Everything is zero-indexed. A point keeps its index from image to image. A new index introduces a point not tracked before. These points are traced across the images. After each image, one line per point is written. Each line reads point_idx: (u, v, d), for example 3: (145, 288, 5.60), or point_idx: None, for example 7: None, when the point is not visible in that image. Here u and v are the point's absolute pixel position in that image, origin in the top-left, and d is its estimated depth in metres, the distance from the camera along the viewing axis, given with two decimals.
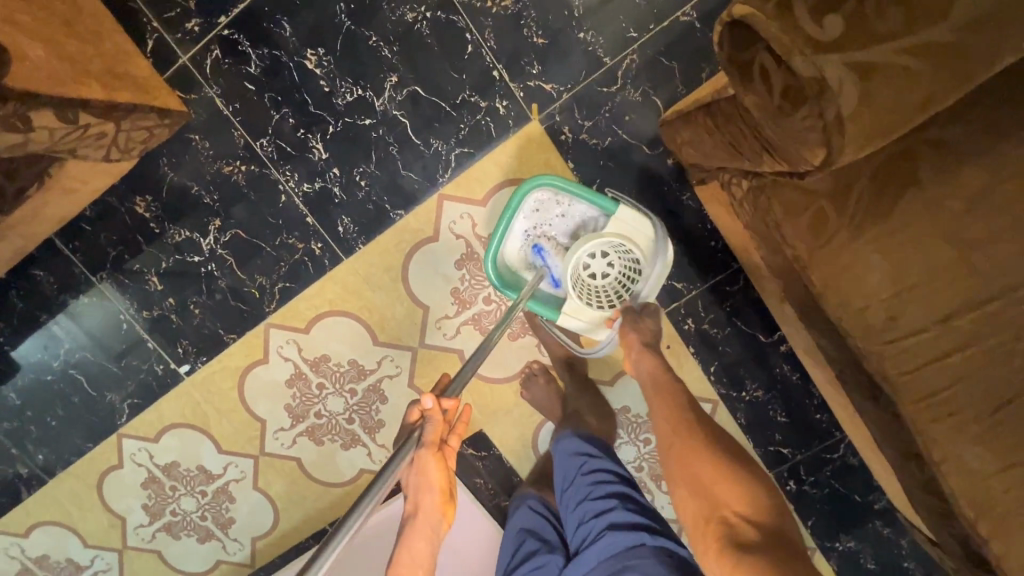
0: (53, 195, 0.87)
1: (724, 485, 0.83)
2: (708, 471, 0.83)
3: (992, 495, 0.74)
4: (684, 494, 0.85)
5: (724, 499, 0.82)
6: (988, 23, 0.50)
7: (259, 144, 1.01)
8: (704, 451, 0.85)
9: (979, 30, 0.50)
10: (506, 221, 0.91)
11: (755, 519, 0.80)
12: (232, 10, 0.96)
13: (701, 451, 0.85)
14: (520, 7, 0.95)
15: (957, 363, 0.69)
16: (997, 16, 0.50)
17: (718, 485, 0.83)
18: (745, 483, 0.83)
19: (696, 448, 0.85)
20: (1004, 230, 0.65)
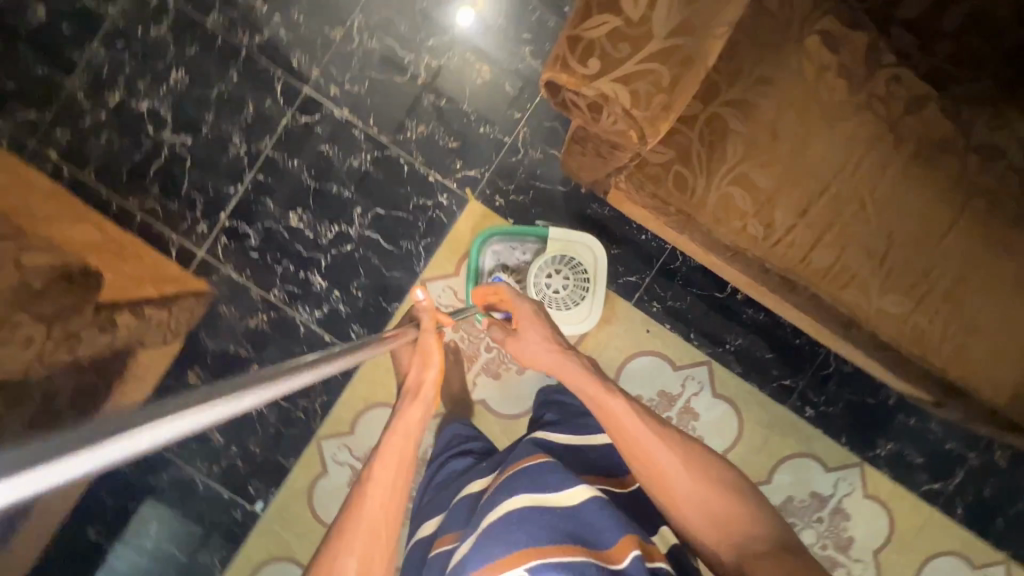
0: (130, 386, 1.09)
1: (713, 499, 0.80)
2: (689, 488, 0.80)
3: (920, 329, 0.90)
4: (693, 529, 0.79)
5: (725, 519, 0.79)
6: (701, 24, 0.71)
7: (273, 294, 1.26)
8: (680, 470, 0.81)
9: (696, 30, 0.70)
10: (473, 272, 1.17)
11: (771, 542, 0.75)
12: (226, 206, 1.26)
13: (674, 468, 0.82)
14: (431, 127, 1.26)
15: (833, 239, 0.89)
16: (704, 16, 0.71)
17: (712, 506, 0.79)
18: (726, 482, 0.82)
19: (671, 471, 0.81)
20: (808, 137, 0.88)
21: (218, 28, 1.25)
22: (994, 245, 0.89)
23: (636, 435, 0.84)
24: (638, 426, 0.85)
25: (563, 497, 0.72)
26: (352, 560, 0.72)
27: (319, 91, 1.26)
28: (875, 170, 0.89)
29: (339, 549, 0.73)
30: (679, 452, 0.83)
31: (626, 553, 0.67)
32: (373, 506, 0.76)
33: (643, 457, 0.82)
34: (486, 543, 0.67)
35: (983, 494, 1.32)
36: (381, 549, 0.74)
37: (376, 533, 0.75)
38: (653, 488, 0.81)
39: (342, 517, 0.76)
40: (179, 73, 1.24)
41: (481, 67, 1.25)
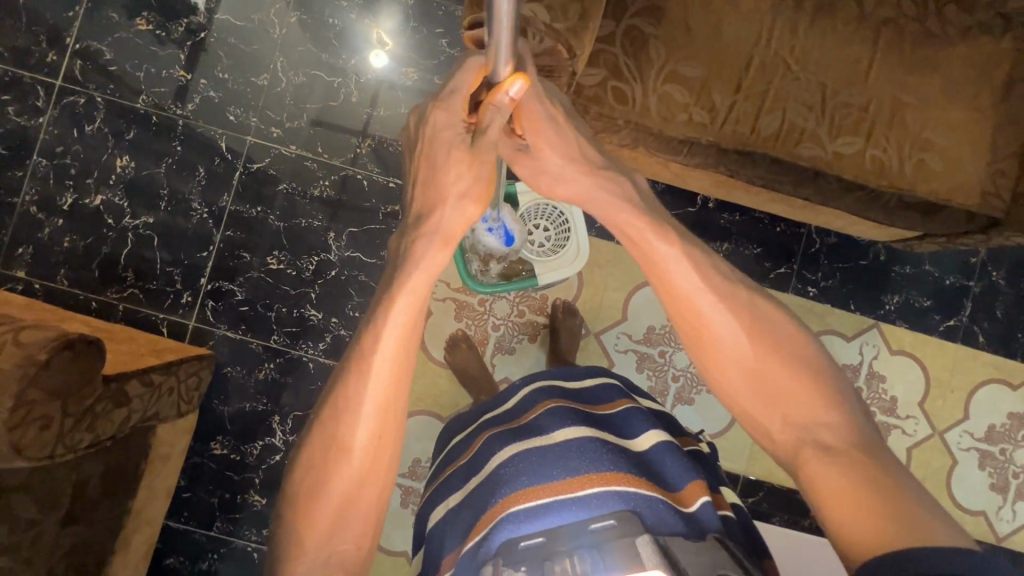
0: (156, 466, 1.07)
1: (778, 382, 0.65)
2: (745, 365, 0.67)
3: (878, 159, 0.95)
4: (742, 408, 0.68)
5: (784, 402, 0.64)
6: None
7: (273, 340, 1.27)
8: (734, 338, 0.68)
9: None
10: None
11: (838, 435, 0.60)
12: (205, 269, 1.28)
13: (727, 335, 0.68)
14: (378, 138, 1.31)
15: (771, 104, 0.94)
16: None
17: (771, 387, 0.65)
18: (798, 362, 0.66)
19: (721, 339, 0.69)
20: (717, 20, 0.94)
21: (150, 108, 1.29)
22: (913, 66, 0.96)
23: (686, 290, 0.71)
24: (693, 278, 0.71)
25: (634, 440, 0.75)
26: (361, 439, 0.63)
27: (262, 136, 1.30)
28: (786, 33, 0.95)
29: (345, 420, 0.63)
30: (742, 319, 0.69)
31: (696, 498, 0.68)
32: (380, 391, 0.63)
33: (692, 315, 0.71)
34: (540, 463, 0.69)
35: (996, 316, 1.36)
36: (391, 430, 0.64)
37: (388, 412, 0.64)
38: (701, 358, 0.71)
39: (345, 386, 0.64)
40: (124, 160, 1.29)
41: (406, 70, 1.31)
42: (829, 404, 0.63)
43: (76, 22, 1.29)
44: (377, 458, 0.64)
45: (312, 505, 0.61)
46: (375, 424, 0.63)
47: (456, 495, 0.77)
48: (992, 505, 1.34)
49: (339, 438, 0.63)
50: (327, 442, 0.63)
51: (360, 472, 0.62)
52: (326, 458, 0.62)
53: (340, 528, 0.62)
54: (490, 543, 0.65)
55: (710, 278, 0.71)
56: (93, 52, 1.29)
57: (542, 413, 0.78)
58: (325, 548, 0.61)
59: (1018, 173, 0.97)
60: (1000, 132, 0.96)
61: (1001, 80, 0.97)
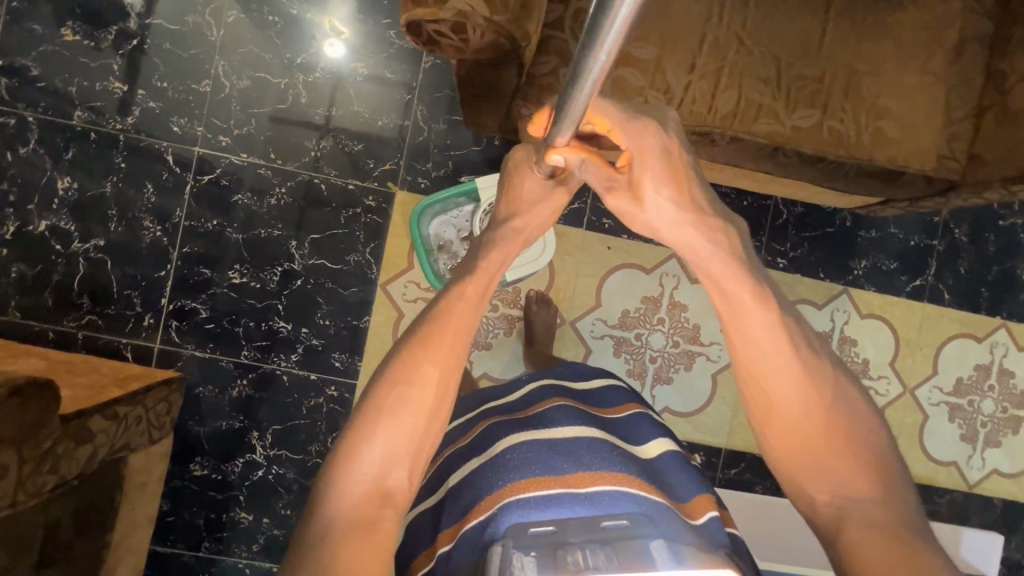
0: (133, 497, 1.05)
1: (833, 452, 0.63)
2: (798, 419, 0.65)
3: (837, 131, 0.94)
4: (785, 466, 0.66)
5: (836, 471, 0.62)
6: None
7: (244, 356, 1.24)
8: (797, 400, 0.65)
9: None
10: (421, 240, 1.17)
11: (881, 514, 0.59)
12: (166, 289, 1.24)
13: (791, 395, 0.65)
14: (332, 140, 1.26)
15: (726, 81, 0.93)
16: None
17: (825, 454, 0.63)
18: (854, 432, 0.64)
19: (784, 396, 0.65)
20: None
21: (86, 124, 1.23)
22: (866, 33, 0.95)
23: (757, 344, 0.66)
24: (767, 335, 0.66)
25: (643, 447, 0.77)
26: (433, 369, 0.63)
27: (211, 145, 1.24)
28: (737, 7, 0.93)
29: (430, 341, 0.64)
30: (804, 379, 0.65)
31: (704, 511, 0.69)
32: (461, 318, 0.67)
33: (759, 368, 0.67)
34: (550, 456, 0.70)
35: (960, 272, 1.39)
36: (458, 367, 0.65)
37: (461, 343, 0.65)
38: (759, 414, 0.67)
39: (433, 314, 0.66)
40: (66, 181, 1.22)
41: (356, 66, 1.26)
42: (878, 484, 0.61)
43: None
44: (444, 388, 0.63)
45: (377, 418, 0.60)
46: (449, 352, 0.64)
47: (457, 473, 0.75)
48: (962, 454, 1.39)
49: (416, 365, 0.63)
50: (402, 365, 0.63)
51: (427, 394, 0.62)
52: (398, 375, 0.62)
53: (398, 456, 0.59)
54: (498, 526, 0.65)
55: (784, 336, 0.67)
56: (18, 68, 1.21)
57: (552, 407, 0.79)
58: (376, 470, 0.58)
59: (975, 135, 0.97)
60: (955, 94, 0.96)
61: (953, 41, 0.96)
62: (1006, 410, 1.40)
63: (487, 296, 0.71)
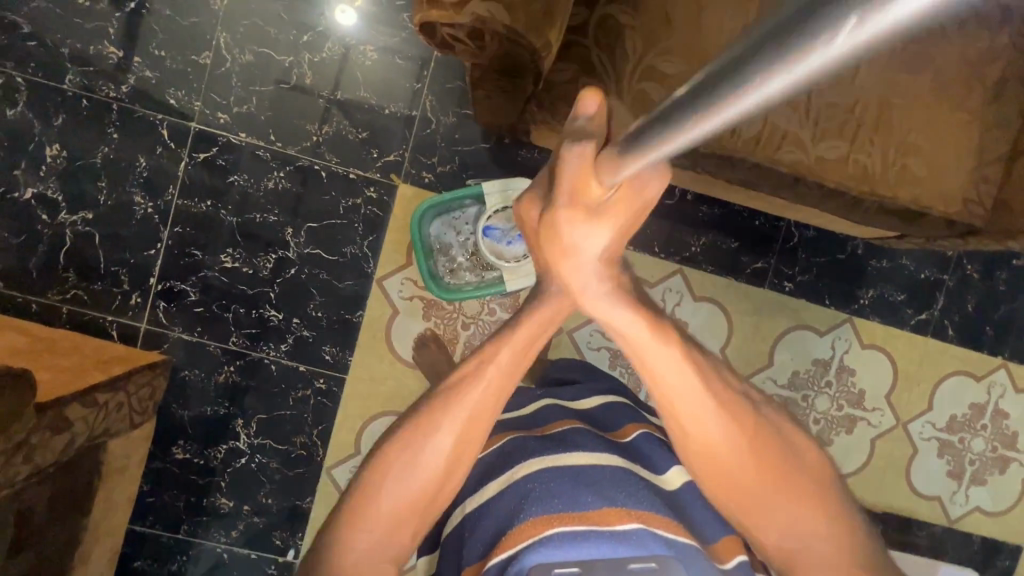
0: (112, 480, 1.04)
1: (771, 494, 0.67)
2: (722, 451, 0.67)
3: (862, 165, 0.90)
4: (725, 507, 0.69)
5: (780, 510, 0.67)
6: None
7: (232, 343, 1.22)
8: (726, 440, 0.67)
9: None
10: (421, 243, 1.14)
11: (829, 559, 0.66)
12: (155, 269, 1.20)
13: (725, 449, 0.67)
14: (335, 125, 1.21)
15: None
16: None
17: (768, 496, 0.67)
18: (791, 472, 0.68)
19: (710, 432, 0.68)
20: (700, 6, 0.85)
21: (79, 90, 1.17)
22: (904, 62, 0.90)
23: (687, 406, 0.68)
24: (687, 387, 0.68)
25: (665, 476, 0.72)
26: (448, 440, 0.66)
27: (208, 122, 1.19)
28: None
29: (445, 417, 0.67)
30: (733, 422, 0.68)
31: (732, 555, 0.65)
32: (488, 370, 0.69)
33: (688, 425, 0.68)
34: (572, 487, 0.63)
35: (967, 309, 1.36)
36: (474, 438, 0.67)
37: (478, 423, 0.67)
38: (687, 452, 0.69)
39: (457, 372, 0.69)
40: (55, 148, 1.17)
41: (365, 48, 1.20)
42: (816, 513, 0.68)
43: None
44: (458, 459, 0.66)
45: (388, 481, 0.65)
46: (467, 435, 0.67)
47: (474, 500, 0.70)
48: (947, 490, 1.39)
49: (429, 438, 0.66)
50: (415, 434, 0.67)
51: (435, 471, 0.66)
52: (411, 445, 0.66)
53: (400, 523, 0.65)
54: (520, 565, 0.57)
55: (702, 379, 0.68)
56: (8, 24, 1.14)
57: (569, 430, 0.74)
58: (377, 537, 0.64)
59: (1004, 179, 0.93)
60: (988, 135, 0.92)
61: (994, 78, 0.91)
62: (996, 449, 1.40)
63: (532, 353, 0.71)
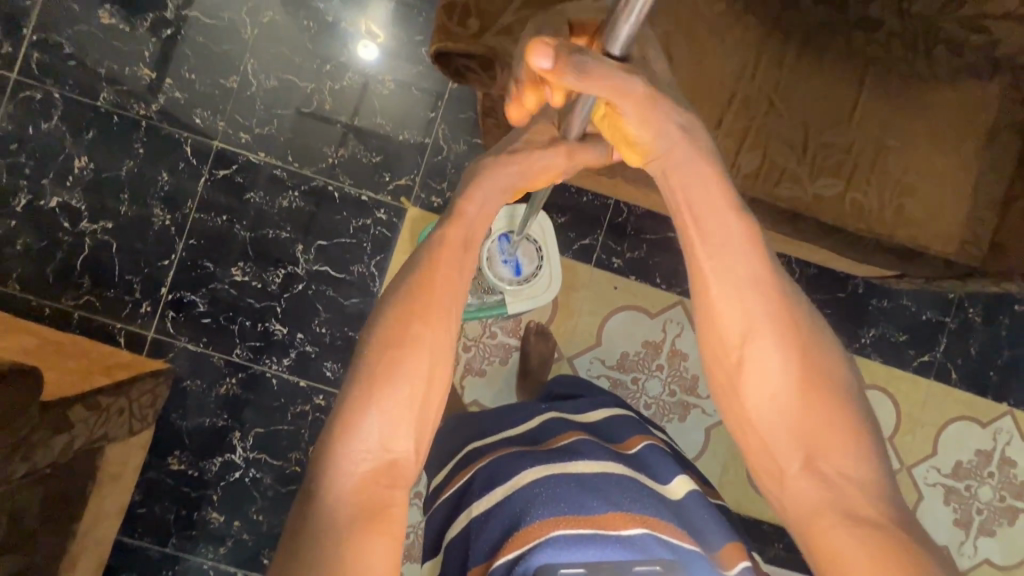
0: (106, 486, 1.04)
1: (814, 416, 0.53)
2: (762, 361, 0.54)
3: (859, 203, 0.93)
4: (754, 428, 0.55)
5: (818, 436, 0.53)
6: None
7: (236, 355, 1.23)
8: (768, 342, 0.54)
9: None
10: None
11: (866, 498, 0.51)
12: (167, 279, 1.23)
13: (771, 346, 0.54)
14: (351, 149, 1.26)
15: (753, 139, 0.91)
16: None
17: (806, 415, 0.53)
18: (839, 390, 0.54)
19: (753, 336, 0.55)
20: (702, 48, 0.90)
21: (111, 107, 1.23)
22: (900, 107, 0.93)
23: (732, 291, 0.55)
24: (741, 267, 0.55)
25: (669, 487, 0.72)
26: (420, 350, 0.54)
27: (230, 142, 1.25)
28: (772, 67, 0.91)
29: (409, 323, 0.55)
30: (780, 322, 0.55)
31: (735, 560, 0.64)
32: (447, 276, 0.58)
33: (734, 308, 0.55)
34: (578, 493, 0.64)
35: (970, 353, 1.36)
36: (446, 328, 0.56)
37: (448, 319, 0.56)
38: (720, 361, 0.56)
39: (425, 266, 0.57)
40: (83, 160, 1.23)
41: (384, 78, 1.26)
42: (863, 450, 0.53)
43: (33, 12, 1.22)
44: (431, 381, 0.55)
45: (360, 408, 0.52)
46: (437, 330, 0.56)
47: (482, 502, 0.68)
48: (955, 540, 1.35)
49: (402, 341, 0.54)
50: (376, 351, 0.54)
51: (413, 383, 0.54)
52: (377, 364, 0.54)
53: (393, 441, 0.53)
54: (527, 565, 0.58)
55: (765, 266, 0.56)
56: (52, 45, 1.22)
57: (574, 440, 0.74)
58: (375, 460, 0.52)
59: (1000, 223, 0.95)
60: (983, 180, 0.94)
61: (988, 125, 0.94)
62: (1005, 499, 1.36)
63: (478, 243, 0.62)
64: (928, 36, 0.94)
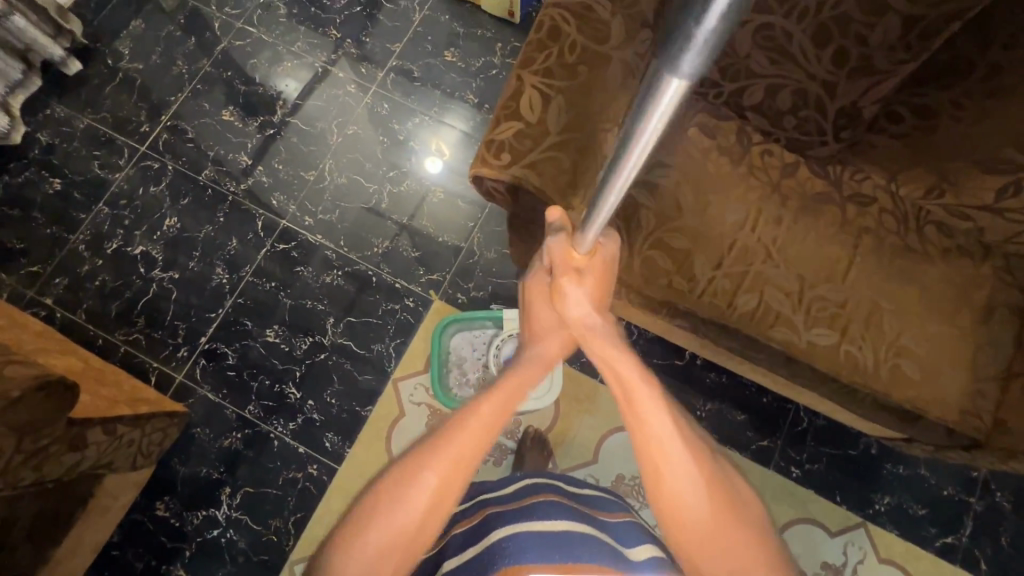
0: (93, 515, 1.07)
1: (729, 542, 0.65)
2: (688, 505, 0.66)
3: (853, 357, 0.96)
4: (689, 558, 0.67)
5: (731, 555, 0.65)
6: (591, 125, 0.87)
7: (247, 411, 1.30)
8: (695, 488, 0.66)
9: (587, 130, 0.86)
10: (437, 352, 1.33)
11: None
12: (209, 330, 1.36)
13: (689, 488, 0.66)
14: (395, 243, 1.42)
15: (749, 284, 0.99)
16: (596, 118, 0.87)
17: (725, 544, 0.65)
18: (745, 518, 0.67)
19: (683, 488, 0.66)
20: (708, 200, 1.02)
21: (209, 181, 1.47)
22: (893, 273, 1.00)
23: (660, 448, 0.67)
24: (664, 431, 0.68)
25: (631, 550, 0.70)
26: (434, 477, 0.65)
27: (295, 222, 1.44)
28: (770, 223, 1.02)
29: (431, 453, 0.66)
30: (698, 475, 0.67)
31: None
32: (475, 429, 0.68)
33: (662, 469, 0.67)
34: (544, 545, 0.65)
35: (1001, 544, 1.25)
36: (460, 476, 0.66)
37: (466, 464, 0.66)
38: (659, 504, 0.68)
39: (463, 410, 0.69)
40: (173, 220, 1.44)
41: (436, 189, 1.46)
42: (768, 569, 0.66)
43: (174, 104, 1.53)
44: (432, 506, 0.65)
45: (371, 522, 0.64)
46: (454, 473, 0.66)
47: (453, 561, 0.69)
48: None
49: (418, 466, 0.66)
50: (406, 470, 0.66)
51: (422, 506, 0.65)
52: (400, 478, 0.66)
53: (385, 558, 0.63)
54: None
55: (677, 423, 0.69)
56: (179, 129, 1.51)
57: (545, 501, 0.75)
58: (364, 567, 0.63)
59: (1002, 397, 0.95)
60: (982, 353, 0.96)
61: (982, 303, 0.99)
62: None
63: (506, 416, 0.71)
64: (919, 216, 1.04)
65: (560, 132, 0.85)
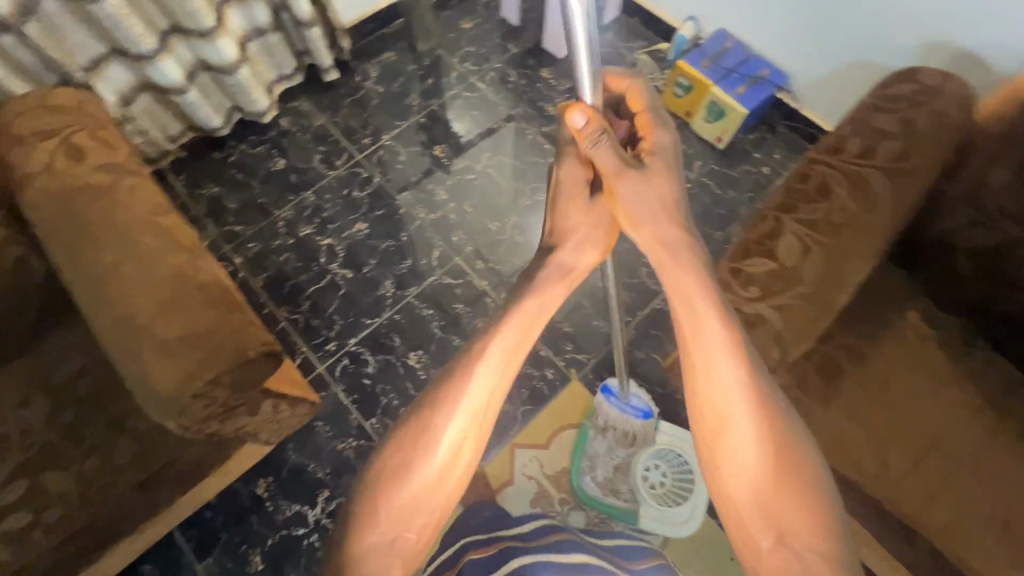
0: (218, 475, 1.10)
1: (778, 491, 0.61)
2: (738, 449, 0.63)
3: None
4: (731, 504, 0.64)
5: (784, 520, 0.61)
6: (834, 286, 0.87)
7: (369, 423, 1.33)
8: (745, 438, 0.63)
9: (830, 289, 0.87)
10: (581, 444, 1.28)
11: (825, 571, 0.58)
12: (360, 334, 1.43)
13: (743, 445, 0.63)
14: (551, 313, 1.44)
15: (948, 495, 0.91)
16: (841, 280, 0.88)
17: (774, 495, 0.61)
18: (805, 477, 0.61)
19: (736, 434, 0.63)
20: (916, 389, 0.98)
21: (404, 202, 1.60)
22: None
23: (714, 387, 0.64)
24: (724, 372, 0.64)
25: None
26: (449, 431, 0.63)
27: (467, 262, 1.51)
28: (982, 437, 0.95)
29: (438, 412, 0.63)
30: (754, 425, 0.63)
31: None
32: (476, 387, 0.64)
33: (715, 409, 0.64)
34: None
35: None
36: (479, 429, 0.65)
37: (482, 417, 0.65)
38: (706, 447, 0.65)
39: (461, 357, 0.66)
40: (362, 226, 1.56)
41: (603, 275, 1.47)
42: (826, 528, 0.60)
43: (397, 129, 1.70)
44: (459, 455, 0.64)
45: (385, 482, 0.62)
46: (467, 429, 0.64)
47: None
48: None
49: (430, 423, 0.63)
50: (414, 430, 0.63)
51: (439, 471, 0.63)
52: (404, 444, 0.63)
53: (406, 520, 0.62)
54: None
55: (742, 365, 0.64)
56: (394, 150, 1.67)
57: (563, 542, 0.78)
58: (386, 532, 0.61)
59: None
60: None
61: None
62: None
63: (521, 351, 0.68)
64: None
65: (806, 283, 0.86)
